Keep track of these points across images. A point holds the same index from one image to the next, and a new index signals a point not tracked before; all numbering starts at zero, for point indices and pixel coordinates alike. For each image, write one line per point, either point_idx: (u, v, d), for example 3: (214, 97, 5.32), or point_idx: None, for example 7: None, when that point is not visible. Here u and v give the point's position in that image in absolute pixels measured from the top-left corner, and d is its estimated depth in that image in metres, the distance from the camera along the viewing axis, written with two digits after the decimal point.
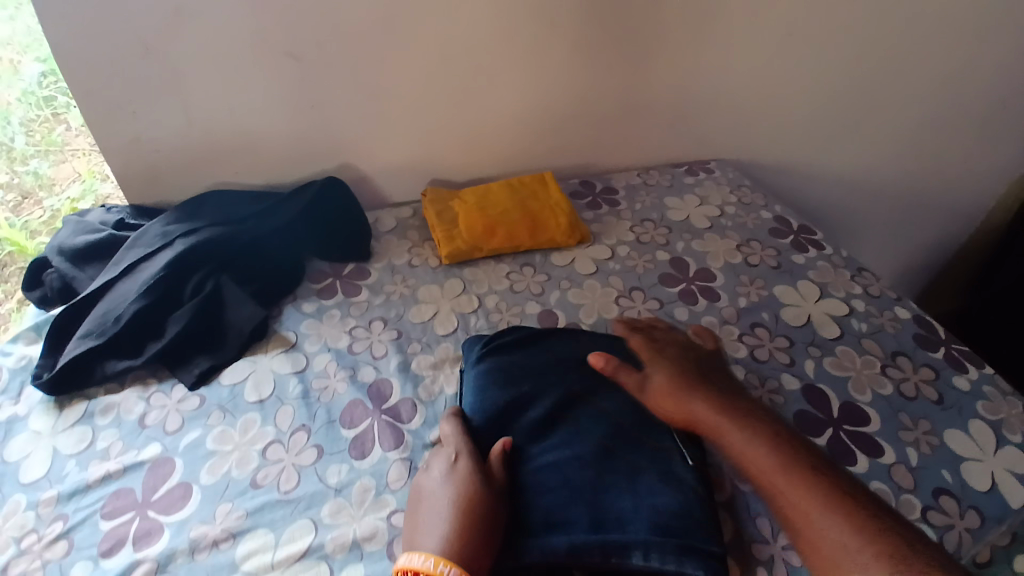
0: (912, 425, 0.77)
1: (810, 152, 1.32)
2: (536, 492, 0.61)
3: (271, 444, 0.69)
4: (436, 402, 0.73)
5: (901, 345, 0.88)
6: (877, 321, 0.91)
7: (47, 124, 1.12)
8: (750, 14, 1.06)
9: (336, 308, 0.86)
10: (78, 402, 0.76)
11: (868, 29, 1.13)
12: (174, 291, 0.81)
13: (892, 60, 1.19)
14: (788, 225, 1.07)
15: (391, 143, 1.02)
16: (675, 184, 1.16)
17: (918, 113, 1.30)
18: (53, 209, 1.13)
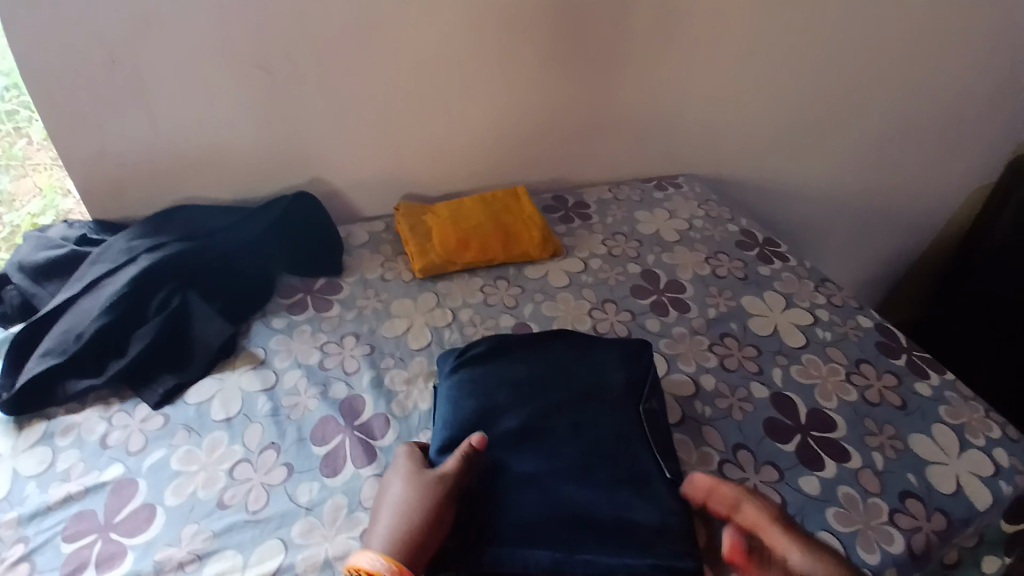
0: (877, 430, 0.79)
1: (775, 167, 1.36)
2: (510, 503, 0.61)
3: (240, 463, 0.67)
4: (410, 418, 0.73)
5: (864, 352, 0.90)
6: (841, 329, 0.93)
7: (8, 138, 1.08)
8: (713, 32, 1.10)
9: (308, 324, 0.85)
10: (38, 422, 0.73)
11: (825, 47, 1.18)
12: (138, 307, 0.80)
13: (849, 77, 1.24)
14: (754, 237, 1.10)
15: (363, 157, 1.02)
16: (645, 198, 1.18)
17: (875, 128, 1.35)
18: (13, 225, 1.10)
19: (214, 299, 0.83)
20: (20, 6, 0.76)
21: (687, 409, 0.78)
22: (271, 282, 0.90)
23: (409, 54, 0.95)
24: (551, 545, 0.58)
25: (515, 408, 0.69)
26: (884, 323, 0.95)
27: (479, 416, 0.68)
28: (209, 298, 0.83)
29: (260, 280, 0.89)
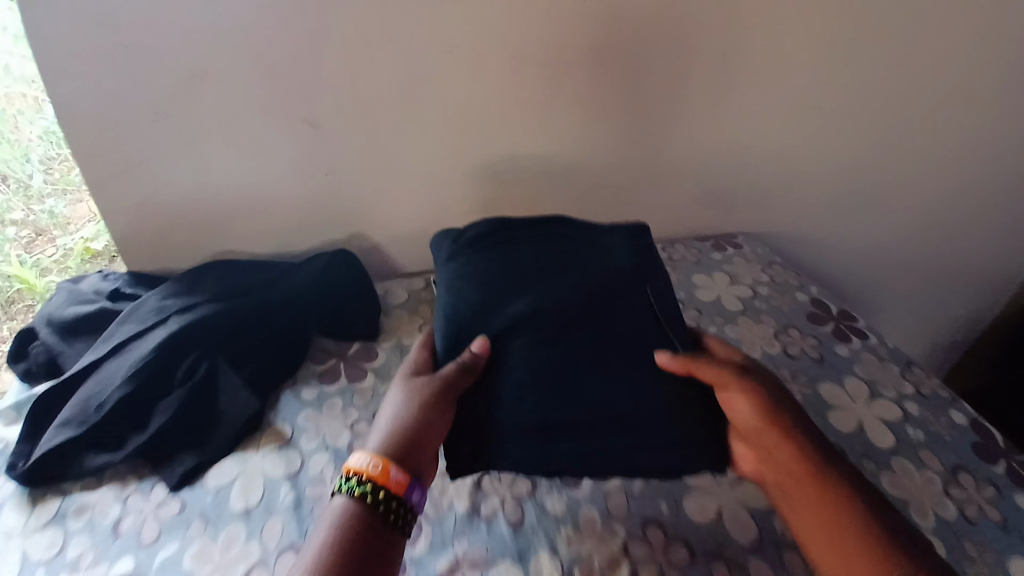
0: (984, 560, 0.67)
1: (841, 227, 1.26)
2: (507, 385, 0.64)
3: (255, 567, 0.60)
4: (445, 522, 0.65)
5: (961, 457, 0.79)
6: (933, 428, 0.83)
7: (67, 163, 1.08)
8: (782, 89, 1.02)
9: (338, 397, 0.79)
10: (50, 499, 0.69)
11: (904, 105, 1.08)
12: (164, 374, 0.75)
13: (930, 136, 1.14)
14: (827, 311, 1.00)
15: (405, 213, 0.97)
16: (703, 260, 1.09)
17: (956, 189, 1.24)
18: (66, 248, 1.08)
19: (245, 366, 0.77)
20: (62, 63, 0.74)
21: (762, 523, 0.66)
22: (306, 347, 0.84)
23: (458, 107, 0.90)
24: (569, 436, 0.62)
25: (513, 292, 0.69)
26: (979, 421, 0.85)
27: (475, 316, 0.68)
28: (239, 365, 0.77)
29: (294, 346, 0.82)
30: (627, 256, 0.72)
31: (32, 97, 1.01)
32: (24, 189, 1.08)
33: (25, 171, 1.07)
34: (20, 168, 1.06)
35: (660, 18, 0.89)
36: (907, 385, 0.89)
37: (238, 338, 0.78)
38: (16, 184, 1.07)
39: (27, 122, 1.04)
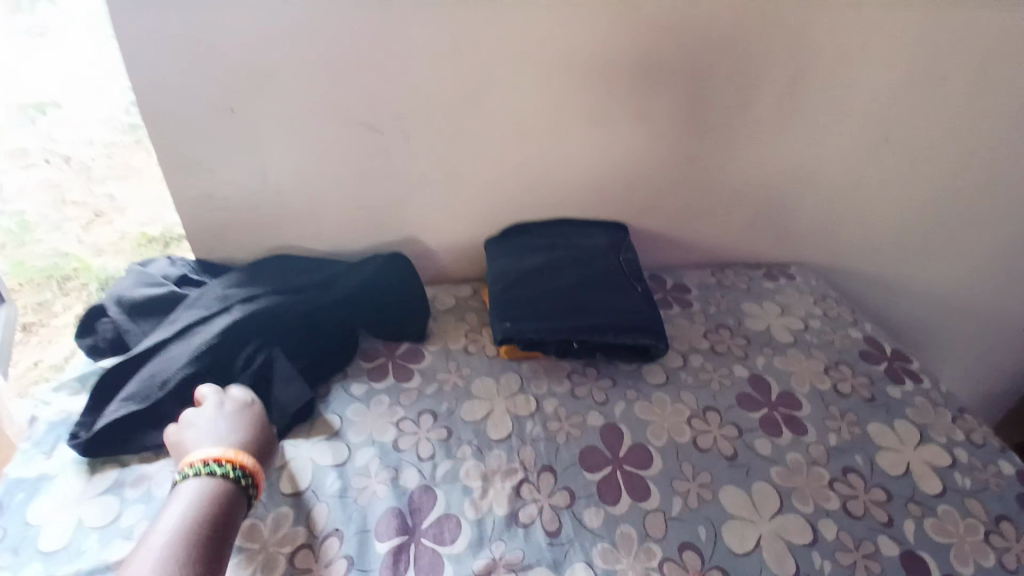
0: None
1: (899, 266, 1.21)
2: (533, 287, 0.90)
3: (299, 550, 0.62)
4: (485, 521, 0.66)
5: (1005, 507, 0.75)
6: (980, 476, 0.78)
7: None
8: (846, 116, 0.99)
9: (385, 394, 0.80)
10: (111, 468, 0.72)
11: (979, 145, 1.04)
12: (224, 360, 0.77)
13: (1000, 180, 1.09)
14: (881, 349, 0.97)
15: (459, 220, 0.99)
16: (753, 288, 1.08)
17: (1023, 234, 1.17)
18: None
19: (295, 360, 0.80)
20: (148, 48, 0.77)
21: (802, 560, 0.64)
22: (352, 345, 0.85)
23: (517, 117, 0.90)
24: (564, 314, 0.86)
25: (542, 267, 0.92)
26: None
27: (520, 276, 0.91)
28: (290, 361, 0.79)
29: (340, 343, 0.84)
30: (606, 237, 0.98)
31: None
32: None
33: None
34: None
35: (727, 40, 0.88)
36: (958, 431, 0.84)
37: (288, 336, 0.80)
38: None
39: None
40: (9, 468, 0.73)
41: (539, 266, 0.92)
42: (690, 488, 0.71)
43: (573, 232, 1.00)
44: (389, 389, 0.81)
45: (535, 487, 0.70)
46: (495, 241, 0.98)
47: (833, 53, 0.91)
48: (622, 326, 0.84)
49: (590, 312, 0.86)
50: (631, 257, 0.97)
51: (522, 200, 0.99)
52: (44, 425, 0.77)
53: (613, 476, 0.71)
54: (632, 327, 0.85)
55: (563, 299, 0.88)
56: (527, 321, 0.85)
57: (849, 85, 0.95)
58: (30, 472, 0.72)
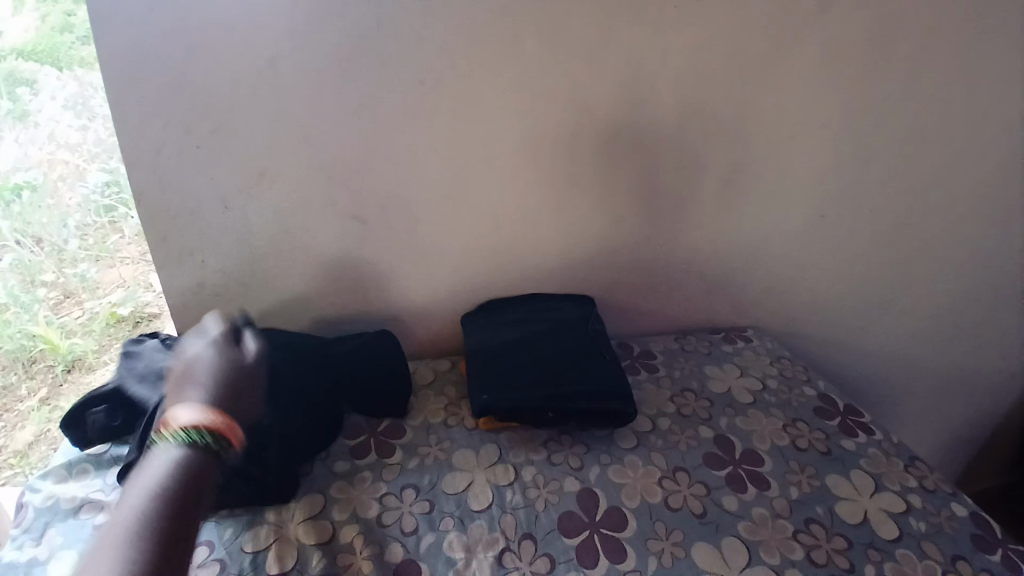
0: None
1: (848, 327, 1.30)
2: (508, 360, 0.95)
3: None
4: None
5: (960, 548, 0.81)
6: (935, 520, 0.84)
7: (102, 231, 1.08)
8: (784, 195, 1.10)
9: (368, 470, 0.83)
10: (96, 554, 0.73)
11: (904, 217, 1.16)
12: None
13: (927, 248, 1.20)
14: (834, 404, 1.04)
15: (437, 299, 1.06)
16: (714, 352, 1.15)
17: (955, 295, 1.28)
18: (93, 311, 1.11)
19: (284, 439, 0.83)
20: (154, 152, 0.85)
21: None
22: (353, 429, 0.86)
23: (488, 204, 0.99)
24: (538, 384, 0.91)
25: (515, 340, 0.98)
26: (979, 512, 0.87)
27: (494, 350, 0.96)
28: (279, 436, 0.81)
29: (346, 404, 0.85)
30: (575, 310, 1.05)
31: (74, 166, 1.02)
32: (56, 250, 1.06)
33: (60, 236, 1.05)
34: (56, 232, 1.05)
35: (673, 133, 0.99)
36: (911, 478, 0.91)
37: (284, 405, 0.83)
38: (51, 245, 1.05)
39: (70, 189, 1.04)
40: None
41: (513, 340, 0.98)
42: (663, 548, 0.74)
43: (545, 305, 1.06)
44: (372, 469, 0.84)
45: (515, 554, 0.73)
46: (470, 317, 1.04)
47: (766, 142, 1.03)
48: (593, 392, 0.90)
49: (562, 382, 0.92)
50: (599, 328, 1.03)
51: (495, 279, 1.07)
52: (33, 511, 0.81)
53: (591, 540, 0.75)
54: (603, 392, 0.90)
55: (536, 370, 0.93)
56: (503, 393, 0.89)
57: (783, 168, 1.07)
58: (19, 558, 0.75)
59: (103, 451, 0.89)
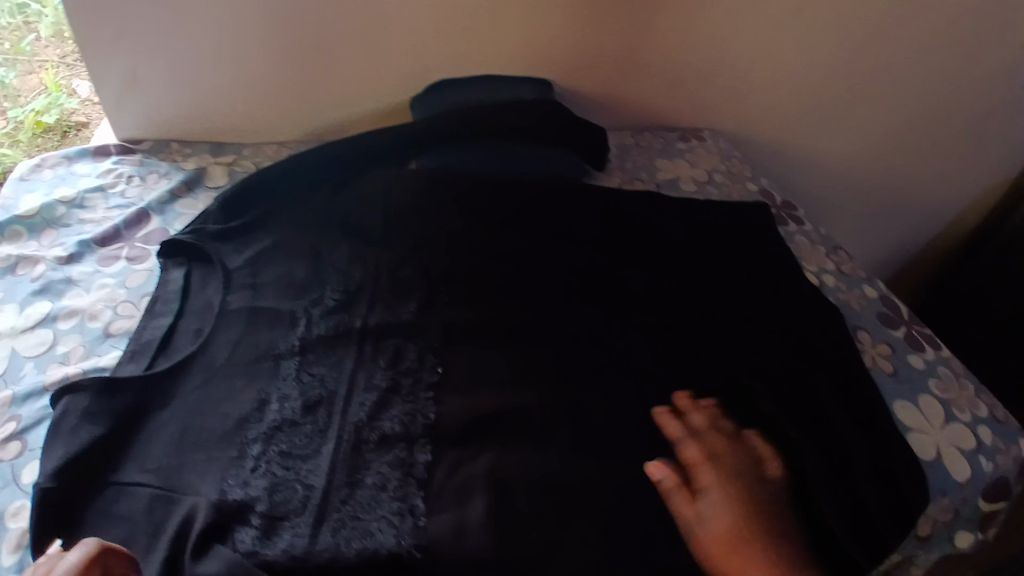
0: (869, 346, 0.91)
1: (826, 143, 1.19)
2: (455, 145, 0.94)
3: (258, 364, 0.69)
4: (413, 353, 0.73)
5: (861, 321, 0.95)
6: (843, 296, 0.98)
7: (17, 30, 1.48)
8: (915, 44, 1.05)
9: (316, 231, 0.84)
10: (42, 305, 0.72)
11: (910, 28, 1.03)
12: (257, 368, 0.69)
13: (917, 70, 1.08)
14: (772, 199, 1.10)
15: (373, 67, 0.99)
16: (668, 147, 1.14)
17: (953, 116, 1.15)
18: (16, 120, 1.42)
19: (246, 350, 0.70)
20: None
21: None
22: (329, 358, 0.71)
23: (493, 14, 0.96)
24: (485, 166, 0.93)
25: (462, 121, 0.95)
26: (887, 295, 1.00)
27: (441, 139, 0.93)
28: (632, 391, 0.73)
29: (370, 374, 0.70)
30: (528, 90, 1.01)
31: None
32: None
33: None
34: None
35: None
36: (829, 261, 1.03)
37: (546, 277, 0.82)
38: None
39: None
40: None
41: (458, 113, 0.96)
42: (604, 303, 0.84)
43: (487, 86, 1.00)
44: (305, 238, 0.83)
45: None
46: (422, 91, 1.00)
47: None
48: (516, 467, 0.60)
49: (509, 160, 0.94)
50: (552, 102, 0.98)
51: (441, 81, 1.01)
52: None
53: None
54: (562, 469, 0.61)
55: (477, 152, 0.93)
56: (407, 178, 0.88)
57: None
58: None
59: (33, 213, 0.81)
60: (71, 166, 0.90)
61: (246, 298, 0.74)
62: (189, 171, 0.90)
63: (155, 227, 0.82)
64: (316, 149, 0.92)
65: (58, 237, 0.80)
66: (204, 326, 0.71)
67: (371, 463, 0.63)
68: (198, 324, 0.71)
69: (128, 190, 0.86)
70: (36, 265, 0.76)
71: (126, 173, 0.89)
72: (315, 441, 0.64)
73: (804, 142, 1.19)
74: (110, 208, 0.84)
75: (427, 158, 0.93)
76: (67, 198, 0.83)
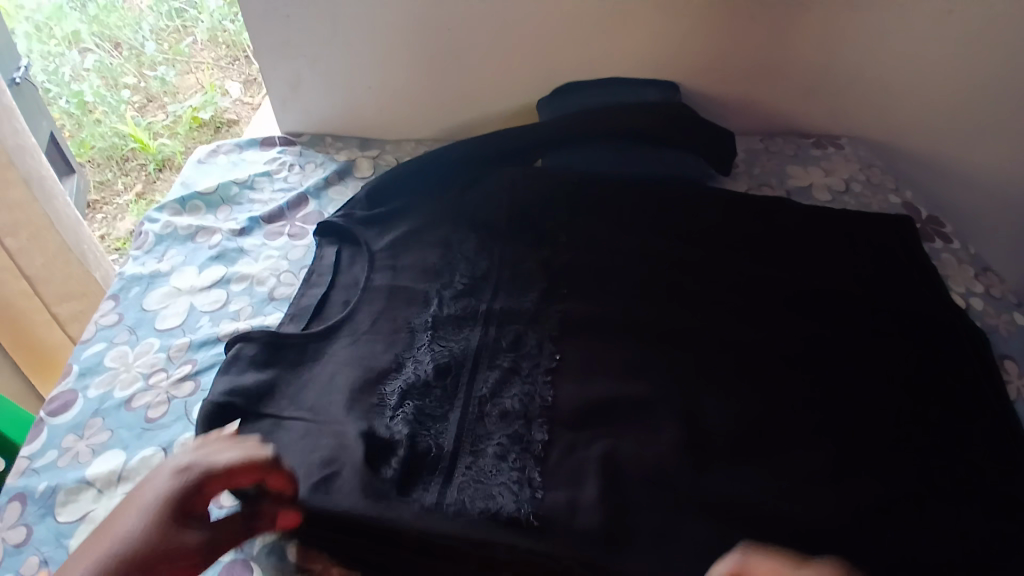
0: (1018, 377, 0.82)
1: (982, 155, 1.09)
2: (580, 146, 0.96)
3: (397, 335, 0.75)
4: (534, 341, 0.76)
5: (1015, 351, 0.86)
6: (994, 322, 0.89)
7: (175, 35, 1.67)
8: None
9: (448, 221, 0.89)
10: (217, 268, 0.82)
11: None
12: (395, 337, 0.75)
13: None
14: (916, 214, 1.03)
15: (507, 68, 1.03)
16: (801, 154, 1.09)
17: None
18: (174, 114, 1.62)
19: (385, 321, 0.76)
20: None
21: None
22: (458, 335, 0.76)
23: (627, 15, 0.97)
24: (609, 166, 0.94)
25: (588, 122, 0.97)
26: None
27: (568, 138, 0.95)
28: (754, 392, 0.70)
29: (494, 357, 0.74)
30: (656, 92, 1.01)
31: None
32: (136, 54, 1.65)
33: (142, 41, 1.64)
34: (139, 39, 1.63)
35: None
36: (979, 284, 0.94)
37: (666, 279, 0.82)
38: (130, 50, 1.64)
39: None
40: (126, 267, 0.84)
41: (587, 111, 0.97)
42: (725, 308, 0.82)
43: (616, 87, 1.00)
44: (438, 228, 0.88)
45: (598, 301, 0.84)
46: (552, 92, 1.03)
47: None
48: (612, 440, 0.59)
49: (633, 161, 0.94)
50: (681, 104, 0.97)
51: (571, 82, 1.03)
52: (154, 236, 0.87)
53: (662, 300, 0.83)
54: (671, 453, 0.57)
55: (602, 153, 0.95)
56: (535, 174, 0.91)
57: None
58: (144, 270, 0.83)
59: (212, 190, 0.93)
60: (242, 153, 1.02)
61: (386, 278, 0.81)
62: (340, 162, 0.98)
63: (312, 210, 0.90)
64: (450, 144, 0.98)
65: (232, 212, 0.90)
66: (350, 298, 0.78)
67: (495, 432, 0.67)
68: (345, 294, 0.79)
69: (290, 175, 0.96)
70: (214, 235, 0.87)
71: (288, 161, 0.98)
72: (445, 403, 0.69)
73: (955, 153, 1.10)
74: (275, 190, 0.93)
75: (552, 156, 0.96)
76: (239, 179, 0.94)
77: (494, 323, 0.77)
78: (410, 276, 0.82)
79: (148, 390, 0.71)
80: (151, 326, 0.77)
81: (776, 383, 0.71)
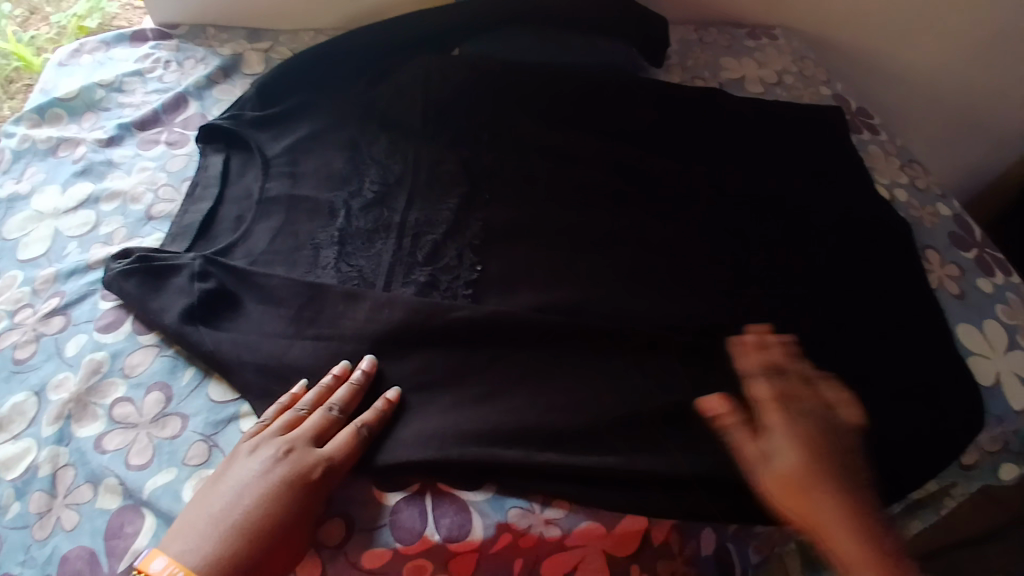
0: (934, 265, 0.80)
1: (912, 43, 1.05)
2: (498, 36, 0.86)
3: (300, 252, 0.68)
4: (448, 252, 0.70)
5: (934, 241, 0.85)
6: (916, 213, 0.88)
7: None
8: None
9: (354, 124, 0.79)
10: (85, 186, 0.72)
11: None
12: (296, 255, 0.68)
13: None
14: (846, 106, 1.00)
15: None
16: (735, 45, 1.03)
17: None
18: None
19: (284, 237, 0.69)
20: None
21: None
22: (368, 250, 0.69)
23: None
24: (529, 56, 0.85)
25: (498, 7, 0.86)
26: (964, 215, 0.90)
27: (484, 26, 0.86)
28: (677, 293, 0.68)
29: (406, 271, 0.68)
30: None
31: None
32: None
33: None
34: None
35: None
36: (904, 175, 0.94)
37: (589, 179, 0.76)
38: None
39: None
40: None
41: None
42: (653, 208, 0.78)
43: None
44: (341, 130, 0.79)
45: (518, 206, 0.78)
46: None
47: None
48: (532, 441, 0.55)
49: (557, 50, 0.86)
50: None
51: None
52: (9, 154, 0.75)
53: None
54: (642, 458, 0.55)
55: (523, 42, 0.86)
56: (448, 65, 0.82)
57: None
58: None
59: (74, 95, 0.80)
60: (110, 51, 0.87)
61: (284, 188, 0.73)
62: (225, 57, 0.86)
63: (193, 112, 0.79)
64: (353, 34, 0.86)
65: (99, 120, 0.78)
66: (243, 213, 0.70)
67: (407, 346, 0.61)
68: (237, 209, 0.71)
69: (165, 75, 0.83)
70: (78, 147, 0.75)
71: (163, 58, 0.85)
72: (350, 317, 0.62)
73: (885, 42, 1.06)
74: (148, 93, 0.81)
75: (470, 46, 0.86)
76: (105, 80, 0.81)
77: (404, 234, 0.71)
78: (310, 186, 0.73)
79: (16, 327, 0.63)
80: (11, 256, 0.67)
81: (701, 282, 0.69)
